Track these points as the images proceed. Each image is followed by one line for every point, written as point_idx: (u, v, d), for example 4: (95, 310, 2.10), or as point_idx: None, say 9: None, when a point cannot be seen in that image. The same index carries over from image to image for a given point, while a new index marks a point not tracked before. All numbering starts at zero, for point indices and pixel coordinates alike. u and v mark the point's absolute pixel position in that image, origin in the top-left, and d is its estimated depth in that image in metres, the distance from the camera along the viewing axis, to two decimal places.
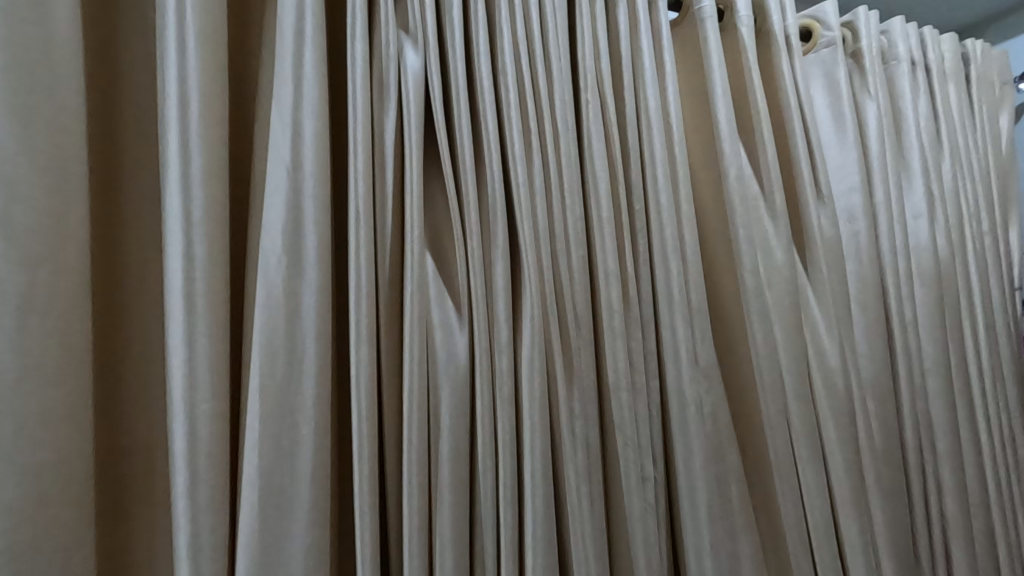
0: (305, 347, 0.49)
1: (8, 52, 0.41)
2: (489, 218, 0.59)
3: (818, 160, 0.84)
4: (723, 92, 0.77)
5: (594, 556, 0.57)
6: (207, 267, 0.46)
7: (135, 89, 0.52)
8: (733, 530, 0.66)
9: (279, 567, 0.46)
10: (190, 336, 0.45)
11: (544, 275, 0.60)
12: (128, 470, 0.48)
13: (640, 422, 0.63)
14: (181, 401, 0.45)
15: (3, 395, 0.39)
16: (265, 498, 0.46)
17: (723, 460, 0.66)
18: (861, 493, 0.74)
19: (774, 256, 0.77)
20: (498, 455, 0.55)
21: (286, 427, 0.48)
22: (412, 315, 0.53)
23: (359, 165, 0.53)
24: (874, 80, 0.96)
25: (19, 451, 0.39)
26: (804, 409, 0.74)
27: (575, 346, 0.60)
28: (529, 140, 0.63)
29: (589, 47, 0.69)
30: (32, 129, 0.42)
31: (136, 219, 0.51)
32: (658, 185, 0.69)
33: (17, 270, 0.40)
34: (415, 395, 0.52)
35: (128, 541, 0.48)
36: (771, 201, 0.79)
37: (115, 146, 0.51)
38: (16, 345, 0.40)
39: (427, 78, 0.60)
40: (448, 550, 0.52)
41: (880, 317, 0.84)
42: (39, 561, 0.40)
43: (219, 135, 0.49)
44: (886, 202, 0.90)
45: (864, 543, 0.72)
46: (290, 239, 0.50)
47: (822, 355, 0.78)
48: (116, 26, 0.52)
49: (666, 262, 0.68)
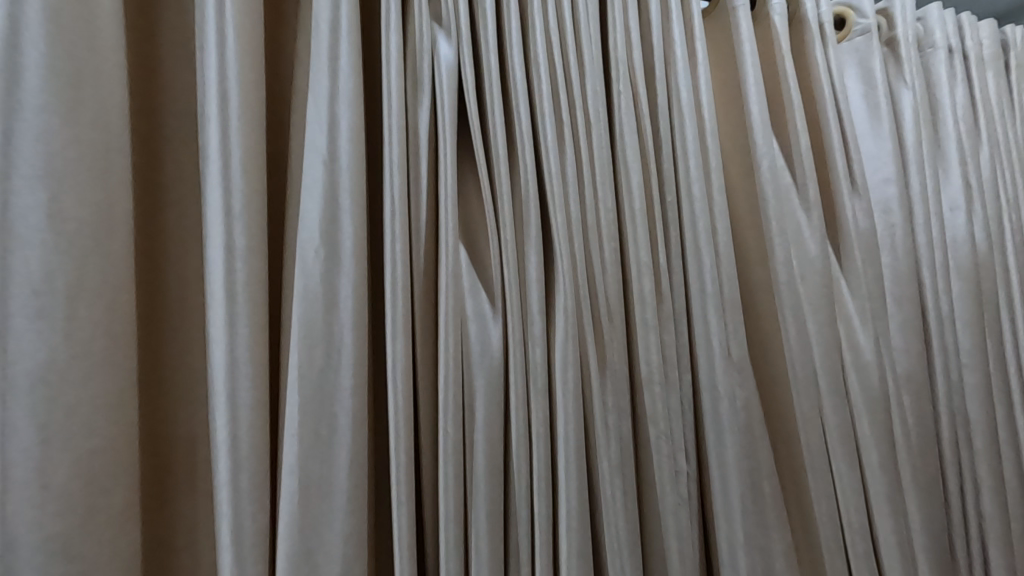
0: (342, 338, 0.49)
1: (56, 46, 0.42)
2: (523, 210, 0.59)
3: (853, 151, 0.82)
4: (755, 81, 0.76)
5: (627, 550, 0.56)
6: (246, 258, 0.47)
7: (174, 82, 0.53)
8: (767, 526, 0.65)
9: (319, 554, 0.46)
10: (231, 326, 0.46)
11: (578, 267, 0.60)
12: (172, 459, 0.49)
13: (673, 416, 0.62)
14: (223, 389, 0.45)
15: (54, 383, 0.40)
16: (305, 486, 0.47)
17: (757, 456, 0.65)
18: (897, 491, 0.73)
19: (808, 248, 0.75)
20: (533, 445, 0.55)
21: (324, 416, 0.48)
22: (446, 306, 0.54)
23: (394, 156, 0.53)
24: (911, 68, 0.93)
25: (68, 437, 0.40)
26: (840, 405, 0.72)
27: (608, 338, 0.60)
28: (562, 131, 0.63)
29: (621, 38, 0.69)
30: (79, 122, 0.43)
31: (176, 215, 0.52)
32: (690, 176, 0.69)
33: (65, 260, 0.41)
34: (450, 385, 0.52)
35: (173, 530, 0.49)
36: (804, 194, 0.77)
37: (155, 143, 0.52)
38: (65, 334, 0.41)
39: (460, 70, 0.59)
40: (484, 541, 0.52)
41: (916, 311, 0.83)
42: (89, 545, 0.41)
43: (258, 128, 0.49)
44: (923, 194, 0.88)
45: (901, 540, 0.71)
46: (327, 229, 0.50)
47: (857, 349, 0.77)
48: (156, 25, 0.53)
49: (699, 254, 0.67)
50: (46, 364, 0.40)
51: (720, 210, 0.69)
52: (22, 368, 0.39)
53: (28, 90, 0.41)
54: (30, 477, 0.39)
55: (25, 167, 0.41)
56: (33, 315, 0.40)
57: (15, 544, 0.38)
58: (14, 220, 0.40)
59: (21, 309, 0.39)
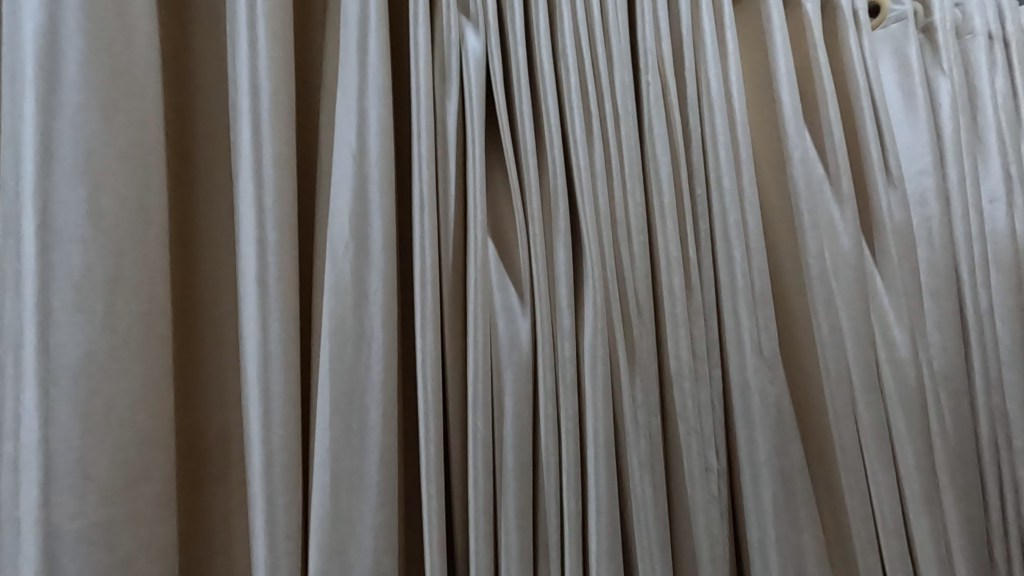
0: (373, 333, 0.50)
1: (93, 45, 0.43)
2: (552, 202, 0.59)
3: (888, 142, 0.80)
4: (787, 70, 0.74)
5: (658, 547, 0.56)
6: (278, 253, 0.47)
7: (207, 82, 0.53)
8: (799, 526, 0.63)
9: (351, 546, 0.47)
10: (264, 319, 0.46)
11: (607, 261, 0.59)
12: (206, 452, 0.50)
13: (703, 412, 0.61)
14: (256, 383, 0.46)
15: (94, 374, 0.40)
16: (336, 480, 0.47)
17: (789, 454, 0.64)
18: (934, 492, 0.70)
19: (841, 242, 0.73)
20: (562, 441, 0.55)
21: (354, 411, 0.48)
22: (475, 299, 0.53)
23: (423, 150, 0.53)
24: (948, 55, 0.90)
25: (108, 430, 0.41)
26: (874, 403, 0.70)
27: (637, 333, 0.59)
28: (590, 123, 0.62)
29: (650, 28, 0.67)
30: (116, 120, 0.44)
31: (209, 212, 0.52)
32: (720, 168, 0.67)
33: (104, 254, 0.42)
34: (480, 379, 0.52)
35: (208, 522, 0.49)
36: (837, 186, 0.75)
37: (188, 141, 0.53)
38: (104, 328, 0.41)
39: (488, 62, 0.59)
40: (514, 536, 0.52)
41: (953, 307, 0.80)
42: (128, 536, 0.41)
43: (288, 123, 0.49)
44: (962, 184, 0.85)
45: (938, 542, 0.69)
46: (357, 223, 0.50)
47: (892, 345, 0.75)
48: (188, 25, 0.53)
49: (729, 247, 0.66)
50: (87, 356, 0.40)
51: (751, 202, 0.68)
52: (64, 360, 0.39)
53: (67, 85, 0.42)
54: (72, 468, 0.39)
55: (65, 164, 0.41)
56: (74, 307, 0.40)
57: (60, 535, 0.38)
58: (55, 214, 0.40)
59: (62, 301, 0.40)
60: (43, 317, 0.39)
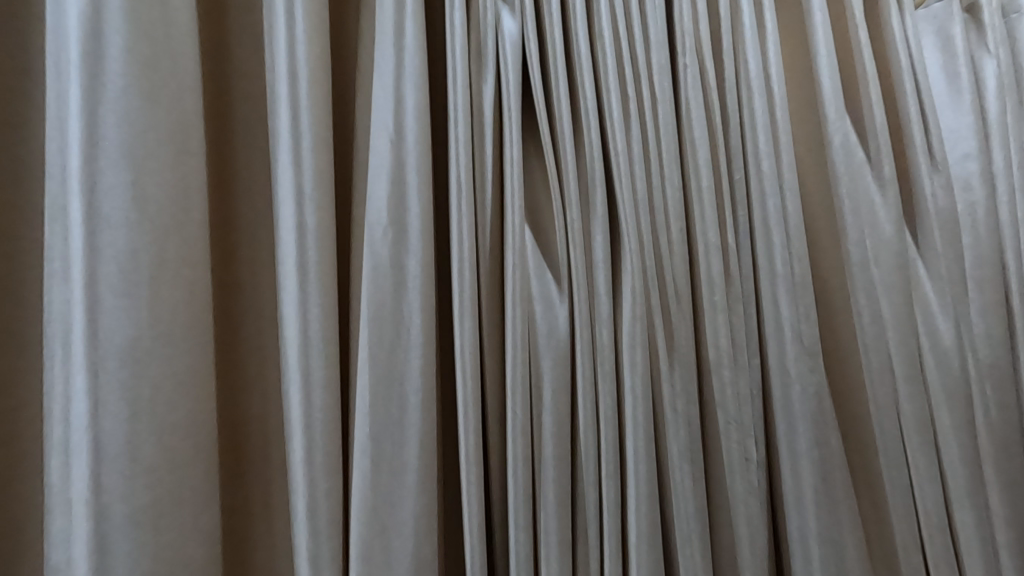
0: (411, 320, 0.49)
1: (135, 30, 0.43)
2: (591, 187, 0.58)
3: (931, 125, 0.78)
4: (827, 53, 0.73)
5: (698, 538, 0.55)
6: (317, 237, 0.47)
7: (245, 74, 0.53)
8: (841, 520, 0.62)
9: (391, 531, 0.46)
10: (303, 305, 0.46)
11: (645, 249, 0.58)
12: (248, 442, 0.50)
13: (743, 403, 0.60)
14: (297, 369, 0.46)
15: (140, 359, 0.40)
16: (376, 466, 0.47)
17: (831, 446, 0.62)
18: (979, 486, 0.68)
19: (883, 230, 0.71)
20: (601, 428, 0.54)
21: (394, 396, 0.48)
22: (513, 286, 0.53)
23: (460, 135, 0.53)
24: (994, 34, 0.87)
25: (154, 412, 0.41)
26: (917, 395, 0.68)
27: (676, 322, 0.58)
28: (627, 106, 0.61)
29: (687, 9, 0.66)
30: (157, 104, 0.44)
31: (248, 203, 0.52)
32: (759, 150, 0.66)
33: (147, 239, 0.42)
34: (518, 366, 0.52)
35: (249, 510, 0.50)
36: (879, 171, 0.72)
37: (227, 132, 0.53)
38: (149, 312, 0.41)
39: (524, 44, 0.58)
40: (553, 523, 0.51)
41: (999, 295, 0.78)
42: (174, 520, 0.41)
43: (325, 108, 0.49)
44: (1007, 171, 0.82)
45: (983, 538, 0.67)
46: (395, 209, 0.50)
47: (936, 335, 0.72)
48: (225, 16, 0.53)
49: (768, 234, 0.65)
50: (134, 340, 0.40)
51: (791, 188, 0.66)
52: (111, 344, 0.40)
53: (111, 72, 0.42)
54: (120, 449, 0.39)
55: (110, 151, 0.41)
56: (119, 291, 0.40)
57: (108, 515, 0.39)
58: (102, 201, 0.41)
59: (109, 286, 0.40)
60: (91, 302, 0.40)
